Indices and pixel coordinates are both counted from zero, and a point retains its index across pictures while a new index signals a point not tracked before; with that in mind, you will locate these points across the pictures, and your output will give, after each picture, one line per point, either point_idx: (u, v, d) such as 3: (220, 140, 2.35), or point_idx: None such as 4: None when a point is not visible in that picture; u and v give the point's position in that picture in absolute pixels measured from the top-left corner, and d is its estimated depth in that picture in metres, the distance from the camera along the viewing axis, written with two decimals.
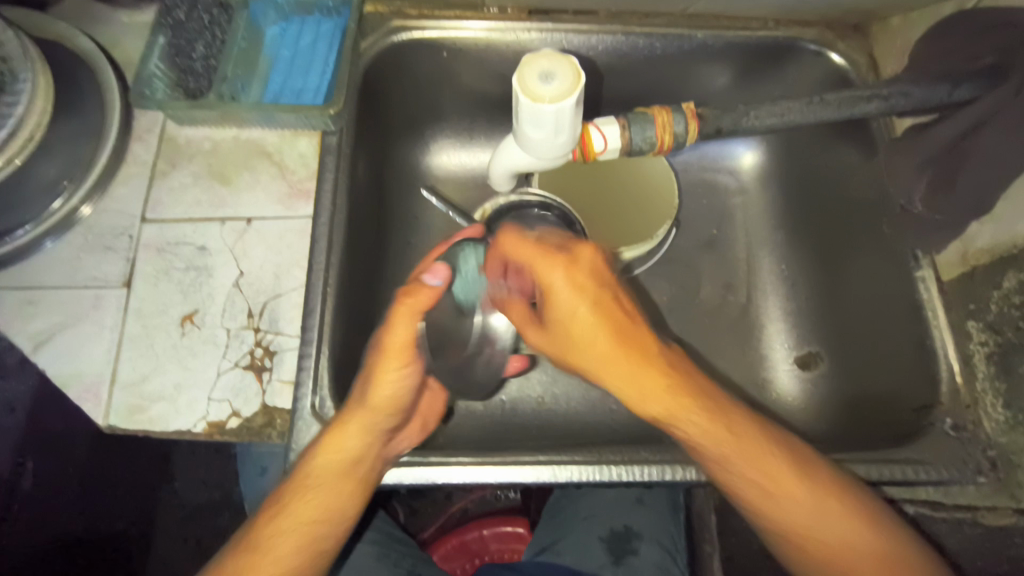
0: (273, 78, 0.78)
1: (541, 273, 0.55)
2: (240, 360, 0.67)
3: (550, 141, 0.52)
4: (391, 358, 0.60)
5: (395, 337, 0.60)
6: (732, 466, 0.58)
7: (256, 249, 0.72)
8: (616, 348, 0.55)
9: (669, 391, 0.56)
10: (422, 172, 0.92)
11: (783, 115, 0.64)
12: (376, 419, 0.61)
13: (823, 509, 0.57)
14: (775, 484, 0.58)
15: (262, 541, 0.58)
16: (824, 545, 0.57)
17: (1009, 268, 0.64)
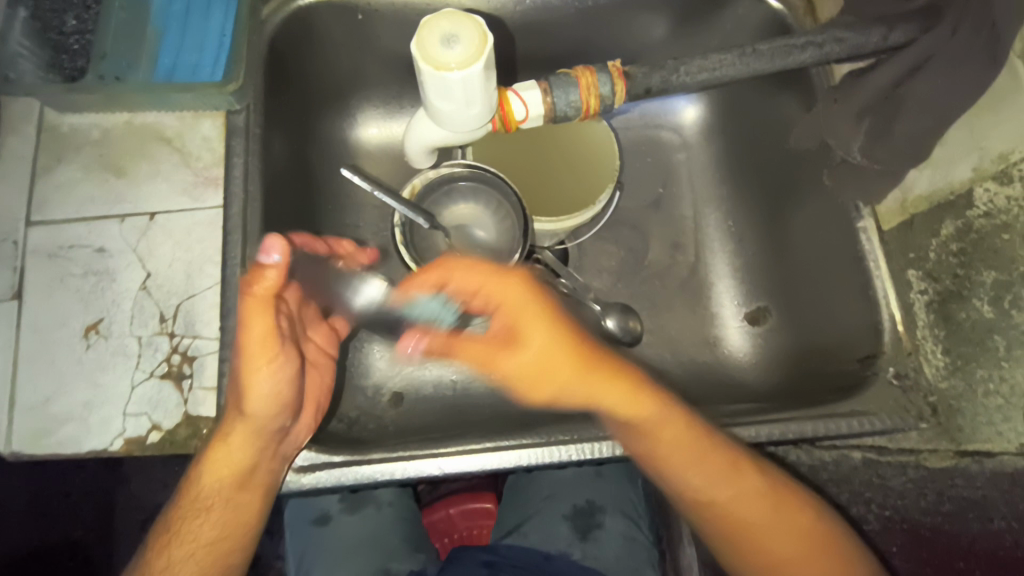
0: (162, 55, 0.70)
1: (497, 291, 0.58)
2: (156, 369, 0.62)
3: (465, 110, 0.48)
4: (256, 357, 0.56)
5: (254, 336, 0.55)
6: (677, 465, 0.60)
7: (162, 246, 0.65)
8: (575, 360, 0.57)
9: (640, 399, 0.59)
10: (348, 147, 0.86)
11: (715, 69, 0.59)
12: (257, 423, 0.58)
13: (743, 496, 0.60)
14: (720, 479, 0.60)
15: (160, 567, 0.57)
16: (758, 540, 0.60)
17: (946, 215, 0.63)
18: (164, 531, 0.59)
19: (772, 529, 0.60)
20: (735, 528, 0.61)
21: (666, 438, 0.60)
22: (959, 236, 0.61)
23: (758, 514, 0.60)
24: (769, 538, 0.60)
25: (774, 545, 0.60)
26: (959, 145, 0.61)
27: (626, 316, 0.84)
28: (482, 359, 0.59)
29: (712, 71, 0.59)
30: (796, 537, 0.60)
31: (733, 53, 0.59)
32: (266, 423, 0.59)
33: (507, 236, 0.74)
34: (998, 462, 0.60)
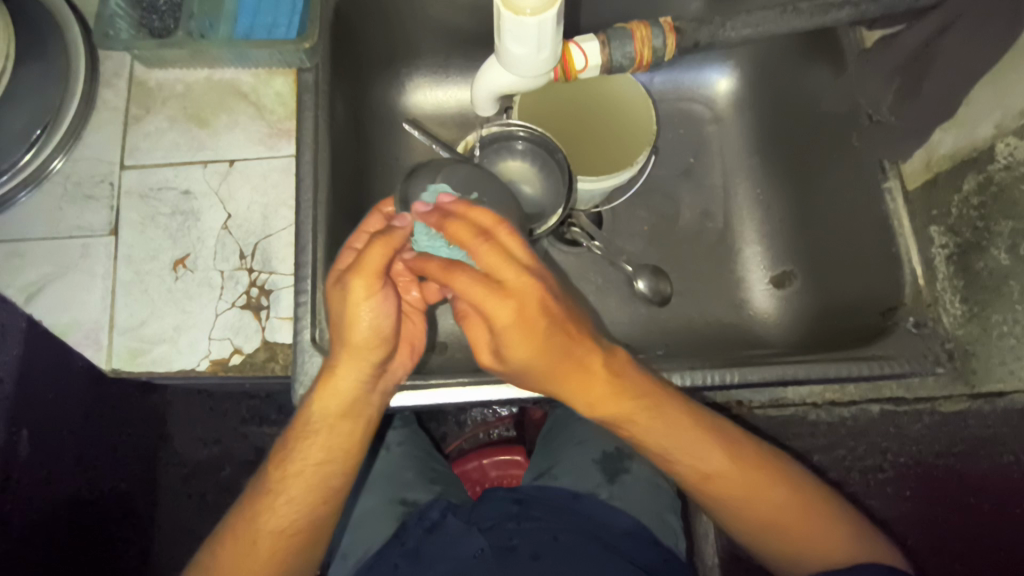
0: (242, 16, 0.74)
1: (491, 312, 0.53)
2: (237, 299, 0.68)
3: (533, 58, 0.52)
4: (361, 286, 0.57)
5: (366, 265, 0.57)
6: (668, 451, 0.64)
7: (241, 190, 0.72)
8: (557, 372, 0.57)
9: (610, 395, 0.60)
10: (400, 111, 0.92)
11: (758, 25, 0.62)
12: (362, 352, 0.60)
13: (750, 479, 0.65)
14: (710, 465, 0.65)
15: (277, 480, 0.64)
16: (770, 516, 0.64)
17: (968, 171, 0.67)
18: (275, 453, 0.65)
19: (777, 504, 0.64)
20: (756, 507, 0.65)
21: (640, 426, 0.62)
22: (981, 189, 0.67)
23: (769, 495, 0.65)
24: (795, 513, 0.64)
25: (786, 520, 0.64)
26: (984, 104, 0.65)
27: (656, 278, 0.89)
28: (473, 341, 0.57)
29: (754, 27, 0.62)
30: (805, 509, 0.64)
31: (773, 11, 0.62)
32: (374, 357, 0.61)
33: (553, 193, 0.78)
34: (1009, 400, 0.66)
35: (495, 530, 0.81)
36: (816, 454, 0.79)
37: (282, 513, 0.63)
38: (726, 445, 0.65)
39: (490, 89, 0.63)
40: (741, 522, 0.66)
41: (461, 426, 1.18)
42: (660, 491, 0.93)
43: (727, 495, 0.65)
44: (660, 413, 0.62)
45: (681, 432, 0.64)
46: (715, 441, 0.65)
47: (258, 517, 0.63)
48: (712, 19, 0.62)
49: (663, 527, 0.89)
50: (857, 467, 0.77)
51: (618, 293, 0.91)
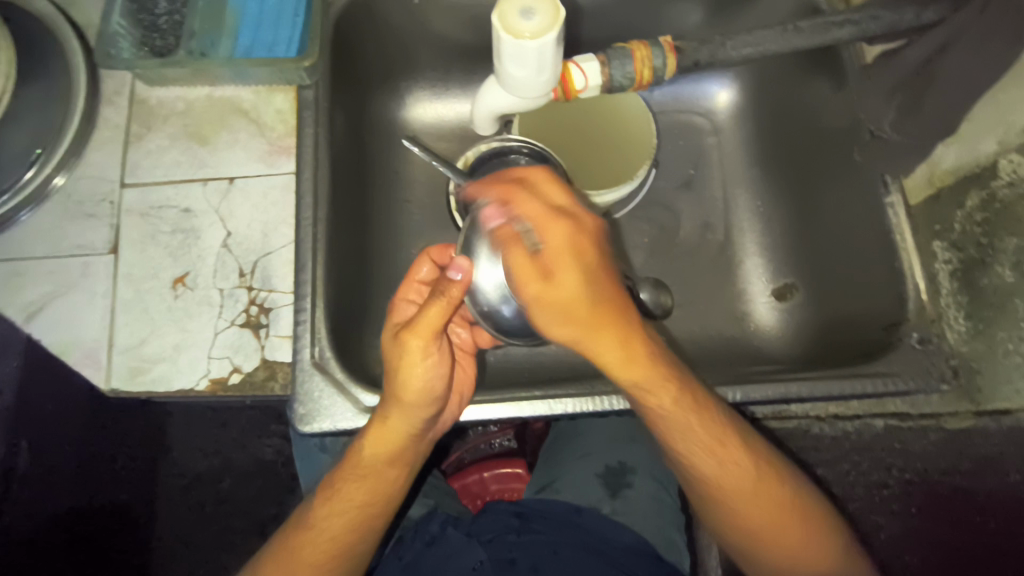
0: (243, 31, 0.75)
1: (550, 229, 0.55)
2: (236, 318, 0.68)
3: (533, 79, 0.51)
4: (416, 344, 0.57)
5: (423, 327, 0.57)
6: (692, 456, 0.65)
7: (241, 208, 0.72)
8: (599, 315, 0.54)
9: (639, 355, 0.57)
10: (399, 125, 0.93)
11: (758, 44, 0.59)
12: (406, 408, 0.60)
13: (780, 507, 0.65)
14: (727, 480, 0.65)
15: (321, 512, 0.65)
16: (776, 535, 0.65)
17: (972, 186, 0.66)
18: (324, 488, 0.66)
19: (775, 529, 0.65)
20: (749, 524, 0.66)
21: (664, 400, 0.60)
22: (983, 206, 0.65)
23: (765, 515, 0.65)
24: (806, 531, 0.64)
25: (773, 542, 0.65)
26: (986, 120, 0.64)
27: (658, 291, 0.87)
28: (517, 271, 0.55)
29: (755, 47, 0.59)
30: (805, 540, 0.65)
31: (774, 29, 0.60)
32: (425, 406, 0.60)
33: None
34: (1015, 417, 0.64)
35: (495, 543, 0.85)
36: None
37: (320, 545, 0.64)
38: (743, 448, 0.65)
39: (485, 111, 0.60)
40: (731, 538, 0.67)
41: (463, 436, 1.13)
42: (663, 506, 0.93)
43: (732, 501, 0.65)
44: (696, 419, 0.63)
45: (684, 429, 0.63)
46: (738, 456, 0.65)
47: (299, 548, 0.64)
48: (712, 38, 0.59)
49: (665, 542, 0.89)
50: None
51: None
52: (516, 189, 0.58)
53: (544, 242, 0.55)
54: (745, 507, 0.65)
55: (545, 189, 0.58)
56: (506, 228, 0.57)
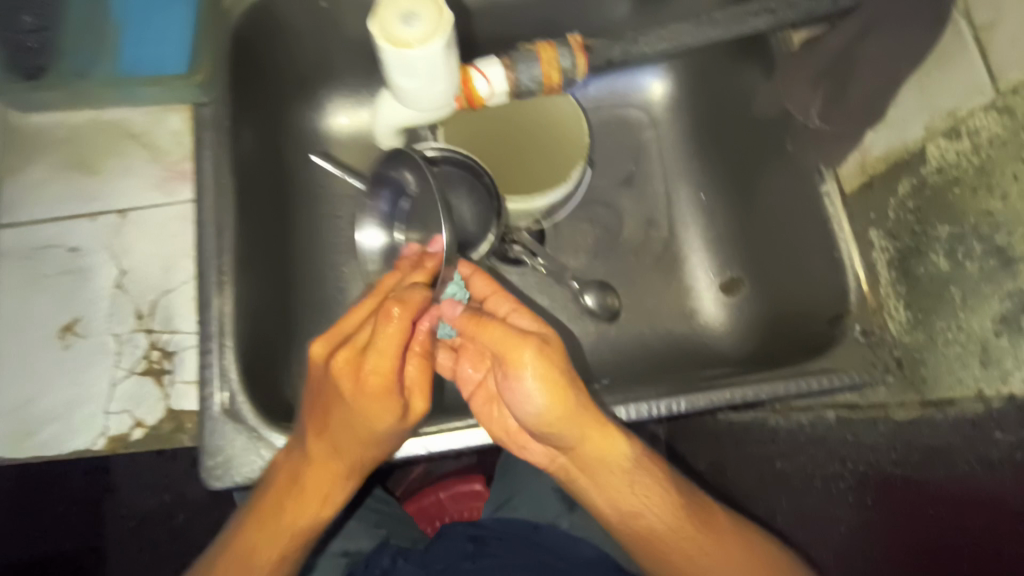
0: (126, 48, 0.68)
1: (514, 359, 0.56)
2: (135, 365, 0.62)
3: (427, 90, 0.46)
4: (415, 399, 0.55)
5: (422, 386, 0.55)
6: (621, 499, 0.63)
7: (135, 243, 0.65)
8: (582, 411, 0.58)
9: (620, 447, 0.61)
10: (318, 137, 0.88)
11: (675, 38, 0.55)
12: (364, 459, 0.58)
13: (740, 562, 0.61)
14: (669, 540, 0.62)
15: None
16: None
17: (902, 173, 0.64)
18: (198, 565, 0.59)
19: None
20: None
21: (616, 480, 0.62)
22: (916, 193, 0.63)
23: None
24: None
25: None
26: (912, 105, 0.62)
27: (603, 293, 0.87)
28: (501, 350, 0.56)
29: (670, 42, 0.55)
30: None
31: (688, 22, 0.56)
32: (350, 476, 0.59)
33: (480, 218, 0.74)
34: (959, 409, 0.60)
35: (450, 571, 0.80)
36: (779, 462, 0.79)
37: None
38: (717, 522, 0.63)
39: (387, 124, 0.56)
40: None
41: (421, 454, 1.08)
42: None
43: (667, 550, 0.62)
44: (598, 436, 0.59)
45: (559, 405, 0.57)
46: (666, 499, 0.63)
47: None
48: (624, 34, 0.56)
49: (628, 550, 0.86)
50: (818, 476, 0.73)
51: (566, 312, 0.89)
52: (483, 317, 0.58)
53: (498, 350, 0.56)
54: (713, 567, 0.61)
55: (488, 331, 0.57)
56: (468, 319, 0.58)
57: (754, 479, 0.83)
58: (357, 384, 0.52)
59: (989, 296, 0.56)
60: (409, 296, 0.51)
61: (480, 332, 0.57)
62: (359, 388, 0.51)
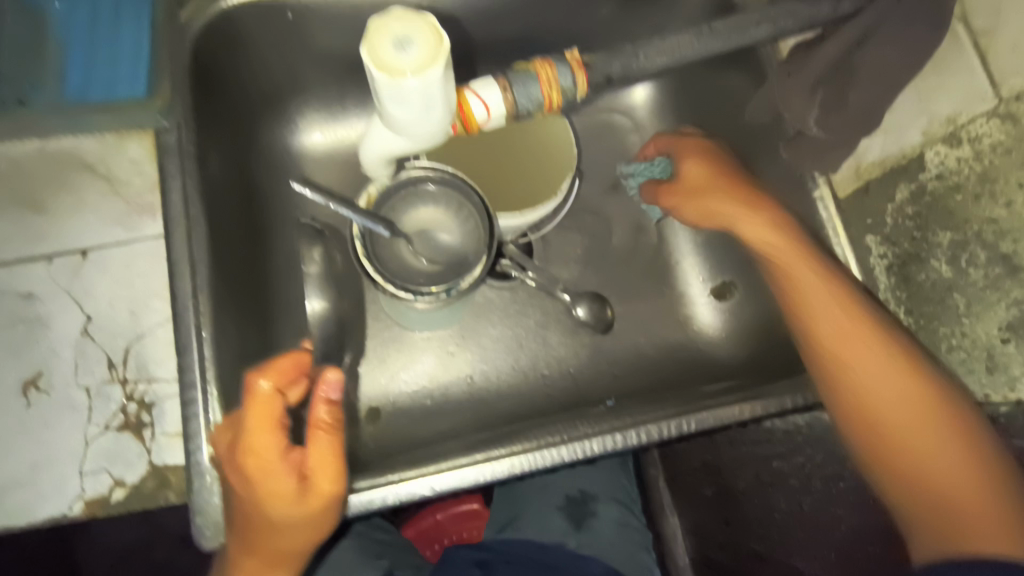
0: (73, 74, 0.66)
1: (235, 459, 0.51)
2: (110, 421, 0.57)
3: (422, 119, 0.43)
4: (262, 489, 0.50)
5: (247, 474, 0.51)
6: (831, 350, 0.61)
7: (99, 286, 0.60)
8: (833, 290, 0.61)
9: (858, 320, 0.60)
10: (293, 158, 0.84)
11: (674, 53, 0.54)
12: (283, 547, 0.53)
13: (957, 443, 0.55)
14: (866, 374, 0.59)
15: None
16: (939, 478, 0.55)
17: (902, 179, 0.63)
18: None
19: (938, 446, 0.56)
20: (906, 458, 0.57)
21: (867, 366, 0.59)
22: (915, 199, 0.61)
23: (920, 423, 0.57)
24: (981, 483, 0.54)
25: (952, 482, 0.55)
26: (908, 111, 0.61)
27: (597, 304, 0.85)
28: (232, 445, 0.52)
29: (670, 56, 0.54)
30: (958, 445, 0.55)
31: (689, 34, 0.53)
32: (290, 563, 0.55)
33: (473, 238, 0.70)
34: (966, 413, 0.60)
35: None
36: (776, 461, 0.80)
37: None
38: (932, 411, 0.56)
39: (370, 152, 0.50)
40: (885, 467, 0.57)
41: None
42: (631, 530, 0.92)
43: (877, 422, 0.58)
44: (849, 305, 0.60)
45: (815, 288, 0.62)
46: (899, 363, 0.58)
47: None
48: (622, 49, 0.53)
49: (636, 566, 0.88)
50: (818, 476, 0.75)
51: (559, 325, 0.89)
52: (275, 405, 0.51)
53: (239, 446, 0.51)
54: (913, 448, 0.57)
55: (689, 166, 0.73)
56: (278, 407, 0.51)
57: (749, 479, 0.83)
58: (233, 462, 0.52)
59: (994, 303, 0.56)
60: (277, 364, 0.53)
61: (253, 422, 0.50)
62: (228, 461, 0.52)
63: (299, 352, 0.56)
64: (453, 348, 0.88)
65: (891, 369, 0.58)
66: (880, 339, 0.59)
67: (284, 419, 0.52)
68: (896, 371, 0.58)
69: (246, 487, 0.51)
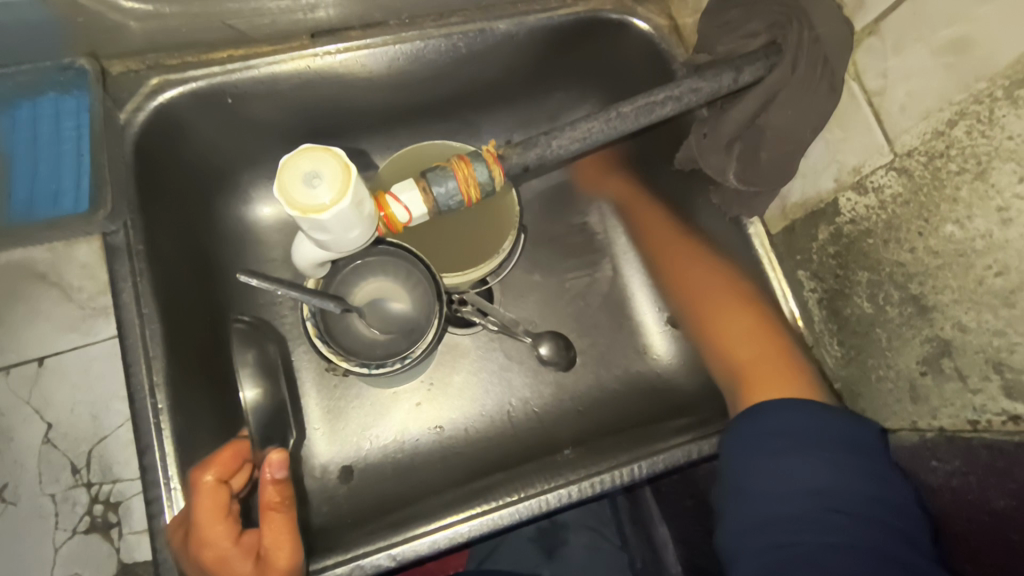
0: (19, 186, 0.69)
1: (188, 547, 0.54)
2: (78, 523, 0.63)
3: (343, 237, 0.45)
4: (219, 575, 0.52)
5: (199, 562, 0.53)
6: (684, 278, 0.81)
7: (58, 395, 0.66)
8: (684, 240, 0.83)
9: (700, 256, 0.80)
10: (249, 230, 0.86)
11: (582, 141, 0.59)
12: None
13: (762, 344, 0.69)
14: (723, 321, 0.75)
15: None
16: (743, 359, 0.70)
17: (820, 220, 0.66)
18: None
19: (774, 377, 0.65)
20: (734, 366, 0.71)
21: (691, 289, 0.79)
22: (835, 240, 0.65)
23: (750, 343, 0.70)
24: (773, 359, 0.67)
25: (780, 396, 0.63)
26: (820, 157, 0.65)
27: (558, 342, 0.89)
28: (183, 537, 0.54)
29: (581, 143, 0.59)
30: (776, 365, 0.66)
31: (598, 121, 0.59)
32: None
33: (421, 306, 0.73)
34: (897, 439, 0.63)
35: None
36: None
37: None
38: (747, 321, 0.72)
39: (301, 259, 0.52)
40: (728, 378, 0.71)
41: None
42: (603, 554, 1.00)
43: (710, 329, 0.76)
44: (728, 282, 0.76)
45: (687, 264, 0.81)
46: (723, 290, 0.76)
47: None
48: (535, 141, 0.58)
49: None
50: None
51: (522, 366, 0.91)
52: (218, 487, 0.55)
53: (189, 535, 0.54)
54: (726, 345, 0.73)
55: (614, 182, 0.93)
56: (221, 488, 0.55)
57: None
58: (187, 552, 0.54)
59: (911, 339, 0.59)
60: (219, 455, 0.57)
61: (198, 511, 0.53)
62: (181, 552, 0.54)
63: (236, 441, 0.59)
64: (421, 400, 0.90)
65: (719, 287, 0.76)
66: (737, 289, 0.75)
67: (232, 505, 0.55)
68: (740, 307, 0.74)
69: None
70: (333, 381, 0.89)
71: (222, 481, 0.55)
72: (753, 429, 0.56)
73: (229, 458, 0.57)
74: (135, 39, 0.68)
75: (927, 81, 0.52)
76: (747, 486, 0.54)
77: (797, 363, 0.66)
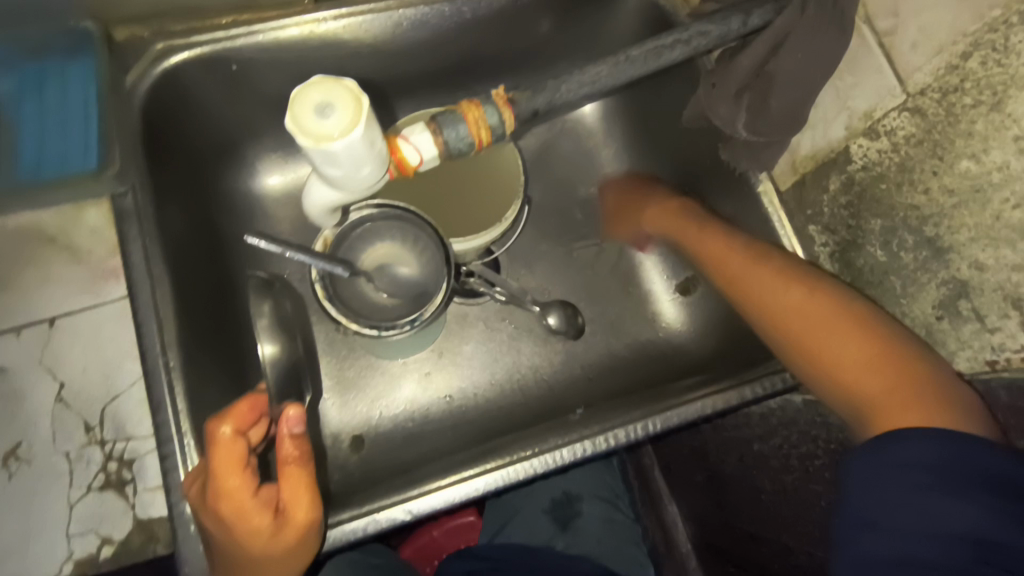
0: (25, 151, 0.68)
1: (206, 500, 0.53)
2: (93, 482, 0.61)
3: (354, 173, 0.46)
4: (237, 526, 0.52)
5: (218, 514, 0.52)
6: (739, 285, 0.67)
7: (68, 353, 0.64)
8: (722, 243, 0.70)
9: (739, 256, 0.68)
10: (255, 201, 0.86)
11: (593, 84, 0.60)
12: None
13: (866, 353, 0.54)
14: (816, 336, 0.58)
15: None
16: (862, 380, 0.53)
17: (831, 171, 0.66)
18: None
19: (876, 373, 0.53)
20: (858, 395, 0.53)
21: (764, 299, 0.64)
22: (846, 190, 0.64)
23: (857, 359, 0.55)
24: (885, 368, 0.52)
25: (895, 400, 0.50)
26: (830, 106, 0.64)
27: (567, 313, 0.87)
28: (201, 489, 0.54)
29: (591, 86, 0.60)
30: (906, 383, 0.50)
31: (608, 64, 0.60)
32: None
33: (430, 268, 0.73)
34: None
35: None
36: (758, 443, 0.79)
37: None
38: (845, 327, 0.57)
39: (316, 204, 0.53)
40: (846, 408, 0.55)
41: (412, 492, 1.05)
42: (615, 524, 0.99)
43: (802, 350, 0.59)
44: (789, 280, 0.62)
45: (729, 263, 0.69)
46: (796, 297, 0.61)
47: None
48: (545, 84, 0.60)
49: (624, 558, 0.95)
50: (795, 455, 0.73)
51: (531, 335, 0.91)
52: (236, 442, 0.54)
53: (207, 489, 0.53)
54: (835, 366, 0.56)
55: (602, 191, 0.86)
56: (239, 445, 0.54)
57: (735, 462, 0.82)
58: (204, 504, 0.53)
59: (926, 284, 0.58)
60: (234, 408, 0.56)
61: (217, 464, 0.53)
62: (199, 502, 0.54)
63: (253, 394, 0.58)
64: (430, 370, 0.90)
65: (788, 291, 0.62)
66: (807, 289, 0.61)
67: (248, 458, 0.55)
68: (828, 308, 0.58)
69: (222, 527, 0.53)
70: (341, 352, 0.88)
71: (241, 437, 0.54)
72: (879, 458, 0.46)
73: (246, 413, 0.56)
74: (140, 4, 0.68)
75: (940, 18, 0.52)
76: (860, 519, 0.46)
77: (930, 375, 0.50)
